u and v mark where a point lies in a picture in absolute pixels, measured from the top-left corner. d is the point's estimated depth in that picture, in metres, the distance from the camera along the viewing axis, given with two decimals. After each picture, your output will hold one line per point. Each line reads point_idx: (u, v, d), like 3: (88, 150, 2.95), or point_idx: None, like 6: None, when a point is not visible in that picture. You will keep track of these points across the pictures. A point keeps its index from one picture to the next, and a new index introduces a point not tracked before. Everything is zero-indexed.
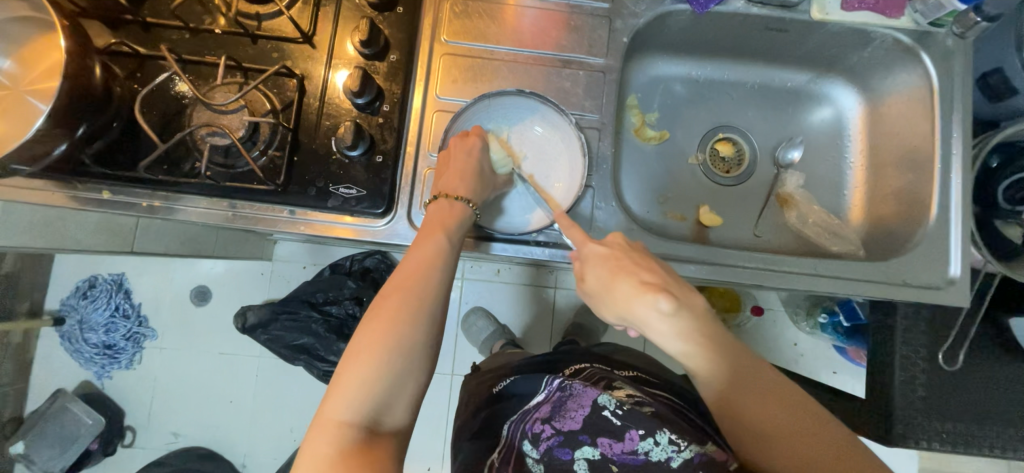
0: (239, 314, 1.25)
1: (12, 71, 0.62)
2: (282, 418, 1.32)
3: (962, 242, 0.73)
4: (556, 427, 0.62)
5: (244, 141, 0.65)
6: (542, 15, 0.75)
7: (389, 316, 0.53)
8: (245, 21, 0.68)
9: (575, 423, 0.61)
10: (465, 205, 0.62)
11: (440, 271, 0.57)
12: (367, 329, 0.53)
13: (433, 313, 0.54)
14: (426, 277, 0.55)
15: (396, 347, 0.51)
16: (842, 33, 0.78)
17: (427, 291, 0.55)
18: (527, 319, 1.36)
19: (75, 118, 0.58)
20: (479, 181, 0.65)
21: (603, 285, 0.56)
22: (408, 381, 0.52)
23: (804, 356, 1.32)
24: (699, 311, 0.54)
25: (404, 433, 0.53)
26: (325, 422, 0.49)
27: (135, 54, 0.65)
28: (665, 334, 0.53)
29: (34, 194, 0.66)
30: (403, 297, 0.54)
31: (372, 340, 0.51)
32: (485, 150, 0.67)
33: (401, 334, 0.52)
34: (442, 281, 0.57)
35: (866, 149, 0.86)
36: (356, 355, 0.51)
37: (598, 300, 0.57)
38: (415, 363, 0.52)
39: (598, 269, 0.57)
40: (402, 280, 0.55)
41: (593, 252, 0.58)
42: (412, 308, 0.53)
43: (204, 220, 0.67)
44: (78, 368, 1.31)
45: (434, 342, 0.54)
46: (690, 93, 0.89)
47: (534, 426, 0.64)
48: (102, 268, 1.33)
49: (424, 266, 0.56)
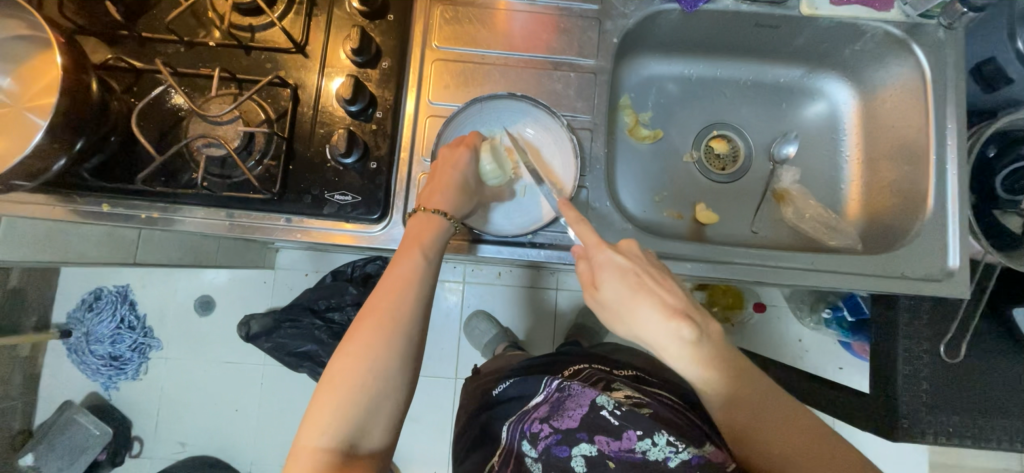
0: (242, 324, 1.27)
1: (10, 88, 0.63)
2: (288, 425, 1.32)
3: (960, 234, 0.73)
4: (554, 426, 0.61)
5: (240, 151, 0.65)
6: (532, 18, 0.76)
7: (365, 341, 0.53)
8: (238, 33, 0.69)
9: (573, 422, 0.60)
10: (442, 218, 0.63)
11: (415, 293, 0.57)
12: (343, 354, 0.53)
13: (408, 336, 0.54)
14: (401, 299, 0.56)
15: (370, 372, 0.52)
16: (832, 27, 0.78)
17: (401, 314, 0.55)
18: (529, 321, 1.36)
19: (73, 133, 0.60)
20: (467, 186, 0.65)
21: (622, 302, 0.56)
22: (383, 406, 0.52)
23: (809, 351, 1.31)
24: (717, 337, 0.54)
25: (384, 455, 0.53)
26: (302, 449, 0.50)
27: (131, 69, 0.67)
28: (682, 358, 0.54)
29: (35, 209, 0.66)
30: (378, 321, 0.54)
31: (348, 366, 0.52)
32: (473, 161, 0.66)
33: (376, 359, 0.52)
34: (419, 302, 0.57)
35: (862, 142, 0.86)
36: (332, 382, 0.52)
37: (615, 312, 0.57)
38: (390, 386, 0.53)
39: (618, 284, 0.56)
40: (378, 303, 0.55)
41: (612, 267, 0.57)
42: (387, 332, 0.54)
43: (202, 230, 0.67)
44: (85, 380, 1.33)
45: (410, 366, 0.54)
46: (683, 92, 0.90)
47: (532, 425, 0.64)
48: (108, 280, 1.35)
49: (399, 289, 0.56)
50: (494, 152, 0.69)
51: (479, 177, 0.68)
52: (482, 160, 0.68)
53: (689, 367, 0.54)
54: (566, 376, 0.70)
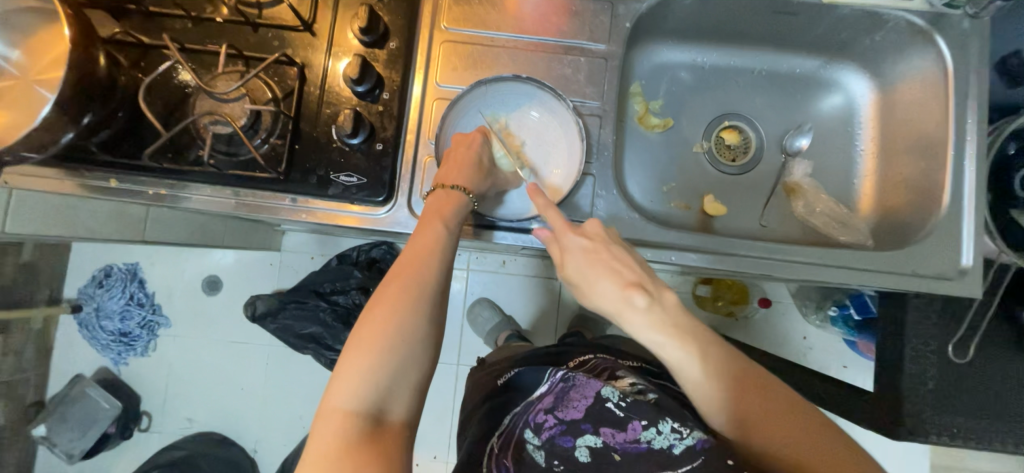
0: (249, 304, 1.30)
1: (20, 61, 0.63)
2: (292, 404, 1.35)
3: (974, 231, 0.71)
4: (559, 417, 0.61)
5: (246, 129, 0.65)
6: (543, 1, 0.74)
7: (391, 306, 0.53)
8: (246, 9, 0.69)
9: (577, 413, 0.60)
10: (462, 193, 0.63)
11: (438, 261, 0.57)
12: (369, 319, 0.53)
13: (433, 299, 0.55)
14: (425, 266, 0.56)
15: (397, 336, 0.51)
16: (853, 16, 0.76)
17: (426, 280, 0.55)
18: (533, 311, 1.36)
19: (81, 107, 0.59)
20: (479, 173, 0.65)
21: (583, 279, 0.57)
22: (410, 371, 0.52)
23: (813, 349, 1.31)
24: (673, 305, 0.55)
25: (411, 423, 0.52)
26: (329, 413, 0.49)
27: (139, 44, 0.66)
28: (640, 325, 0.54)
29: (41, 181, 0.67)
30: (403, 286, 0.54)
31: (374, 330, 0.52)
32: (487, 144, 0.68)
33: (402, 324, 0.52)
34: (442, 268, 0.57)
35: (878, 136, 0.84)
36: (357, 348, 0.51)
37: (579, 291, 0.59)
38: (416, 352, 0.52)
39: (580, 264, 0.58)
40: (401, 271, 0.55)
41: (574, 247, 0.59)
42: (412, 298, 0.53)
43: (208, 208, 0.68)
44: (95, 355, 1.35)
45: (435, 330, 0.54)
46: (696, 80, 0.88)
47: (536, 416, 0.64)
48: (117, 257, 1.36)
49: (423, 256, 0.56)
50: (504, 139, 0.71)
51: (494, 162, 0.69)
52: (494, 148, 0.69)
53: (647, 333, 0.54)
54: (570, 367, 0.73)
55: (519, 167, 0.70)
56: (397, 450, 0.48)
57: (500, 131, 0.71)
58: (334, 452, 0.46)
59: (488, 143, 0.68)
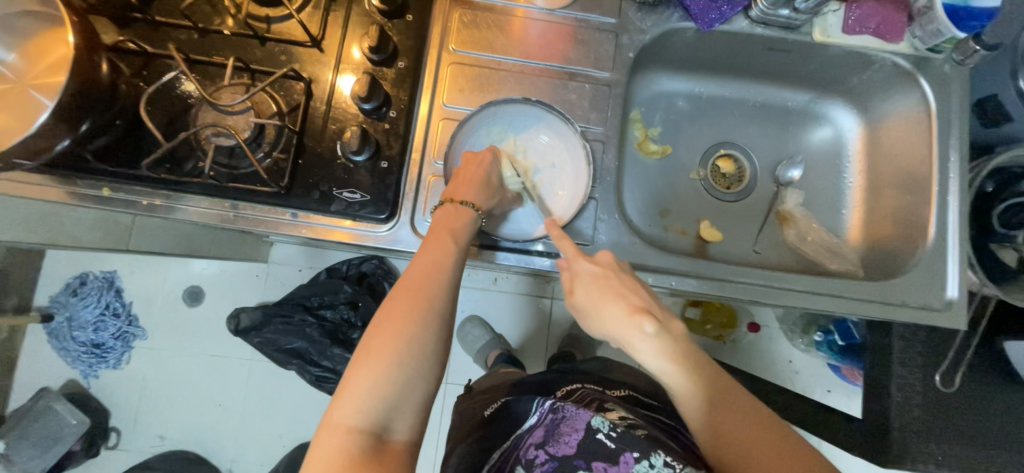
0: (232, 317, 1.25)
1: (16, 64, 0.62)
2: (273, 423, 1.30)
3: (959, 265, 0.74)
4: (550, 452, 0.60)
5: (249, 142, 0.65)
6: (550, 28, 0.76)
7: (400, 320, 0.52)
8: (255, 23, 0.69)
9: (569, 448, 0.59)
10: (470, 209, 0.63)
11: (448, 276, 0.57)
12: (377, 331, 0.52)
13: (443, 315, 0.54)
14: (434, 280, 0.55)
15: (406, 350, 0.50)
16: (843, 55, 0.79)
17: (436, 294, 0.54)
18: (523, 329, 1.35)
19: (79, 115, 0.58)
20: (487, 190, 0.65)
21: (592, 303, 0.57)
22: (417, 388, 0.51)
23: (798, 373, 1.31)
24: (682, 335, 0.55)
25: (415, 441, 0.51)
26: (333, 427, 0.48)
27: (143, 53, 0.66)
28: (649, 353, 0.54)
29: (33, 188, 0.65)
30: (412, 299, 0.53)
31: (382, 344, 0.51)
32: (496, 164, 0.68)
33: (411, 339, 0.51)
34: (451, 284, 0.56)
35: (865, 169, 0.88)
36: (363, 362, 0.50)
37: (587, 316, 0.58)
38: (424, 368, 0.51)
39: (588, 290, 0.58)
40: (410, 285, 0.55)
41: (586, 274, 0.58)
42: (421, 313, 0.53)
43: (204, 220, 0.66)
44: (64, 367, 1.29)
45: (444, 347, 0.54)
46: (693, 109, 0.90)
47: (528, 451, 0.62)
48: (95, 265, 1.32)
49: (431, 272, 0.56)
50: (512, 159, 0.71)
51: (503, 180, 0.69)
52: (505, 169, 0.69)
53: (654, 359, 0.54)
54: (558, 397, 0.72)
55: (527, 189, 0.71)
56: (401, 470, 0.47)
57: (509, 150, 0.72)
58: (338, 469, 0.45)
59: (497, 163, 0.68)
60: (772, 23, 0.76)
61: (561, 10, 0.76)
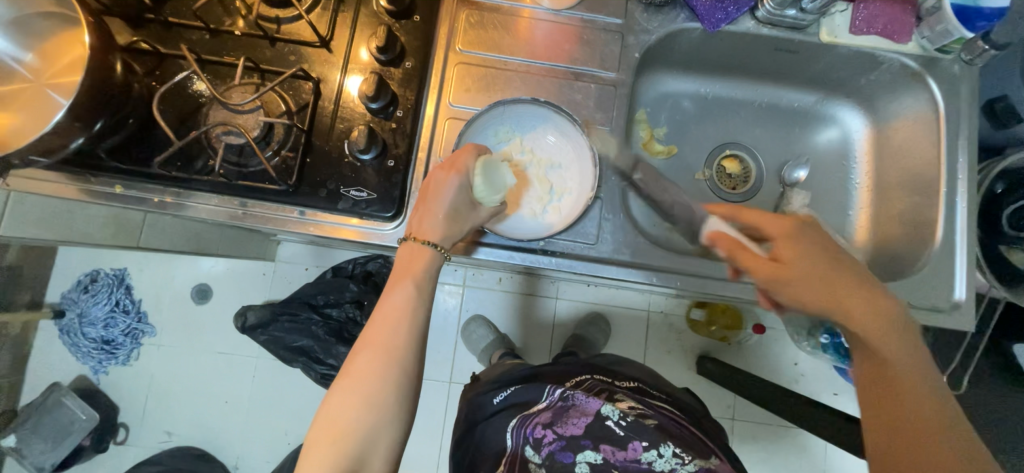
0: (238, 315, 1.25)
1: (32, 63, 0.63)
2: (279, 420, 1.31)
3: (967, 266, 0.73)
4: (558, 432, 0.66)
5: (258, 141, 0.65)
6: (556, 28, 0.76)
7: (361, 377, 0.55)
8: (265, 24, 0.70)
9: (577, 428, 0.65)
10: (432, 249, 0.62)
11: (409, 323, 0.59)
12: (339, 390, 0.55)
13: (403, 367, 0.57)
14: (394, 333, 0.58)
15: (367, 404, 0.54)
16: (850, 56, 0.79)
17: (398, 345, 0.57)
18: (528, 329, 1.36)
19: (93, 113, 0.59)
20: (452, 222, 0.64)
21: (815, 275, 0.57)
22: (378, 441, 0.54)
23: (804, 376, 1.31)
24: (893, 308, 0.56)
25: None
26: None
27: (155, 53, 0.67)
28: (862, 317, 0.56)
29: (47, 185, 0.66)
30: (374, 354, 0.56)
31: (347, 399, 0.54)
32: (463, 186, 0.63)
33: (373, 393, 0.55)
34: (413, 335, 0.59)
35: (872, 171, 0.87)
36: (329, 418, 0.54)
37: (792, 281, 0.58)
38: (384, 423, 0.55)
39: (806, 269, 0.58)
40: (373, 337, 0.58)
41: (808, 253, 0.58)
42: (384, 364, 0.56)
43: (213, 218, 0.67)
44: (75, 363, 1.31)
45: (406, 397, 0.57)
46: (699, 109, 0.90)
47: (535, 430, 0.67)
48: (106, 262, 1.33)
49: (392, 320, 0.58)
50: (486, 166, 0.65)
51: (472, 200, 0.65)
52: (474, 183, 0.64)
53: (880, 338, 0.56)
54: (568, 385, 0.72)
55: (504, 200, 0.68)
56: None
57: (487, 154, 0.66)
58: None
59: (460, 187, 0.63)
60: (778, 24, 0.76)
61: (567, 10, 0.77)
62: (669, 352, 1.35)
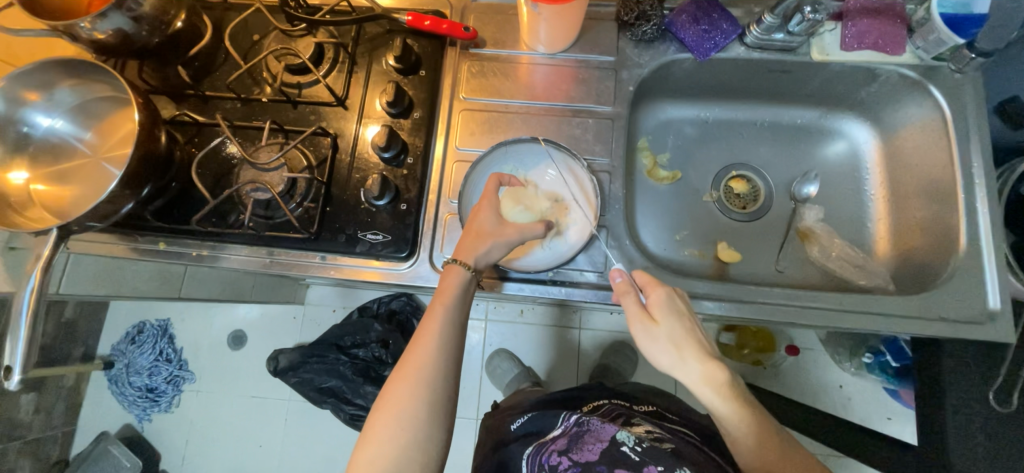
0: (271, 358, 1.31)
1: (91, 141, 0.72)
2: (309, 463, 1.33)
3: (999, 273, 0.70)
4: (573, 458, 0.65)
5: (283, 195, 0.71)
6: (553, 71, 0.81)
7: (395, 397, 0.58)
8: (288, 89, 0.77)
9: (592, 454, 0.64)
10: (461, 268, 0.64)
11: (437, 345, 0.61)
12: (378, 409, 0.59)
13: (434, 386, 0.59)
14: (425, 353, 0.61)
15: (402, 421, 0.57)
16: (845, 71, 0.80)
17: (428, 366, 0.60)
18: (551, 361, 1.35)
19: (141, 180, 0.66)
20: (478, 238, 0.66)
21: (678, 336, 0.58)
22: (414, 457, 0.56)
23: (852, 400, 1.22)
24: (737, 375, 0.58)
25: None
26: None
27: (195, 123, 0.75)
28: (717, 395, 0.57)
29: (102, 246, 0.73)
30: (406, 375, 0.60)
31: (384, 421, 0.58)
32: (491, 208, 0.68)
33: (407, 414, 0.57)
34: (442, 355, 0.61)
35: (886, 181, 0.86)
36: (368, 441, 0.57)
37: (663, 346, 0.58)
38: (419, 440, 0.57)
39: (673, 327, 0.58)
40: (407, 358, 0.61)
41: (665, 303, 0.60)
42: (415, 386, 0.59)
43: (244, 267, 0.73)
44: (122, 411, 1.38)
45: (439, 415, 0.59)
46: (701, 134, 0.92)
47: (551, 457, 0.66)
48: (151, 314, 1.43)
49: (423, 341, 0.61)
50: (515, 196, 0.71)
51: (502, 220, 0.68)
52: (505, 209, 0.69)
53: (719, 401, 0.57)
54: (584, 411, 0.75)
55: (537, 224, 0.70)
56: None
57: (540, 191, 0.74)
58: None
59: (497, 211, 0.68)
60: (768, 48, 0.79)
61: (562, 53, 0.81)
62: None
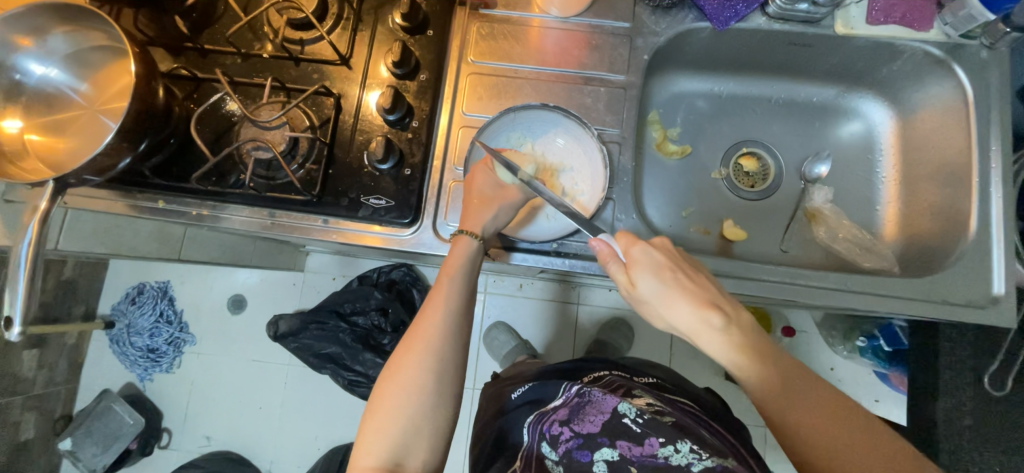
0: (271, 323, 1.31)
1: (86, 92, 0.70)
2: (310, 425, 1.35)
3: (1006, 259, 0.70)
4: (575, 429, 0.68)
5: (285, 155, 0.70)
6: (565, 36, 0.78)
7: (403, 368, 0.58)
8: (290, 46, 0.74)
9: (593, 426, 0.67)
10: (471, 239, 0.64)
11: (443, 319, 0.61)
12: (385, 381, 0.59)
13: (440, 356, 0.59)
14: (432, 326, 0.60)
15: (409, 393, 0.57)
16: (868, 47, 0.77)
17: (436, 338, 0.60)
18: (549, 334, 1.36)
19: (139, 134, 0.64)
20: (485, 206, 0.66)
21: (660, 298, 0.55)
22: (422, 426, 0.57)
23: (843, 381, 1.22)
24: (749, 327, 0.54)
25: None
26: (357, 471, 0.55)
27: (193, 78, 0.73)
28: (714, 346, 0.54)
29: (99, 202, 0.72)
30: (412, 346, 0.59)
31: (391, 392, 0.58)
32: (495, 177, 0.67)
33: (413, 384, 0.57)
34: (449, 327, 0.61)
35: (899, 163, 0.84)
36: (374, 412, 0.57)
37: (649, 306, 0.56)
38: (427, 410, 0.57)
39: (654, 285, 0.55)
40: (413, 330, 0.61)
41: (645, 260, 0.55)
42: (423, 358, 0.59)
43: (245, 228, 0.72)
44: (124, 370, 1.40)
45: (446, 385, 0.59)
46: (713, 109, 0.90)
47: (552, 427, 0.69)
48: (151, 276, 1.43)
49: (429, 314, 0.61)
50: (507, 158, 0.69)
51: (502, 183, 0.67)
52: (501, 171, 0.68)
53: (722, 354, 0.54)
54: (585, 382, 0.75)
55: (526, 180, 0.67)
56: None
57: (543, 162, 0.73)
58: None
59: (490, 171, 0.67)
60: (791, 19, 0.75)
61: (575, 17, 0.78)
62: (694, 357, 1.32)
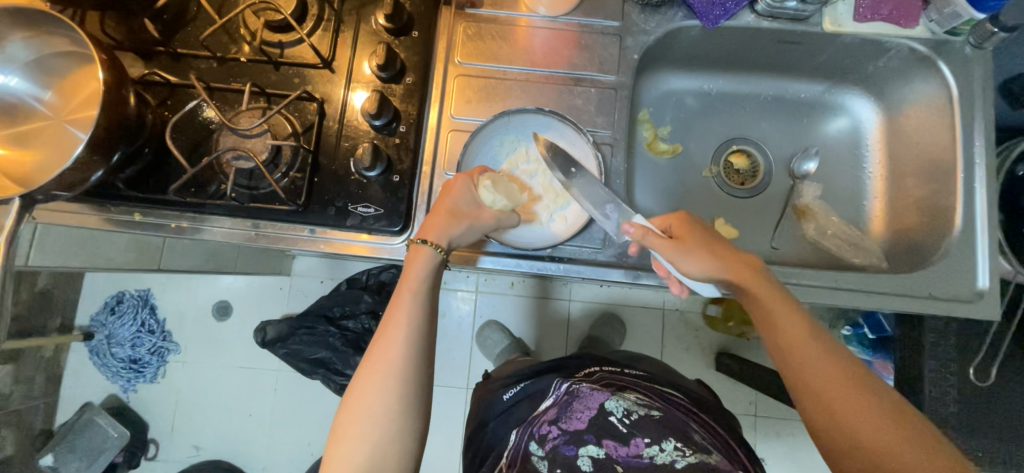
0: (258, 329, 1.27)
1: (51, 101, 0.66)
2: (301, 431, 1.33)
3: (990, 255, 0.71)
4: (562, 427, 0.67)
5: (267, 163, 0.67)
6: (553, 35, 0.76)
7: (364, 392, 0.57)
8: (269, 49, 0.71)
9: (580, 423, 0.66)
10: (432, 250, 0.62)
11: (406, 336, 0.59)
12: (348, 405, 0.57)
13: (402, 377, 0.57)
14: (392, 346, 0.58)
15: (371, 418, 0.56)
16: (856, 44, 0.78)
17: (396, 358, 0.58)
18: (542, 332, 1.36)
19: (109, 146, 0.61)
20: (453, 218, 0.63)
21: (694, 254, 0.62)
22: (390, 448, 0.56)
23: None
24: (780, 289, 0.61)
25: None
26: None
27: (166, 83, 0.69)
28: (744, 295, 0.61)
29: (71, 216, 0.69)
30: (372, 368, 0.57)
31: (354, 416, 0.56)
32: (474, 195, 0.65)
33: (375, 408, 0.56)
34: (410, 345, 0.58)
35: (885, 158, 0.85)
36: (339, 439, 0.56)
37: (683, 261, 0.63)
38: (393, 433, 0.56)
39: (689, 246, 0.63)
40: (373, 350, 0.59)
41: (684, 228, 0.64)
42: (384, 380, 0.57)
43: (228, 240, 0.69)
44: (105, 382, 1.35)
45: (410, 405, 0.57)
46: (702, 106, 0.89)
47: (541, 428, 0.68)
48: (130, 284, 1.38)
49: (389, 333, 0.59)
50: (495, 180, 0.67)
51: (483, 205, 0.65)
52: (486, 194, 0.66)
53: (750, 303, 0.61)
54: (575, 379, 0.75)
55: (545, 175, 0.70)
56: None
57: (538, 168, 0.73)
58: None
59: (474, 188, 0.65)
60: (779, 16, 0.75)
61: (564, 16, 0.77)
62: (685, 349, 1.33)
